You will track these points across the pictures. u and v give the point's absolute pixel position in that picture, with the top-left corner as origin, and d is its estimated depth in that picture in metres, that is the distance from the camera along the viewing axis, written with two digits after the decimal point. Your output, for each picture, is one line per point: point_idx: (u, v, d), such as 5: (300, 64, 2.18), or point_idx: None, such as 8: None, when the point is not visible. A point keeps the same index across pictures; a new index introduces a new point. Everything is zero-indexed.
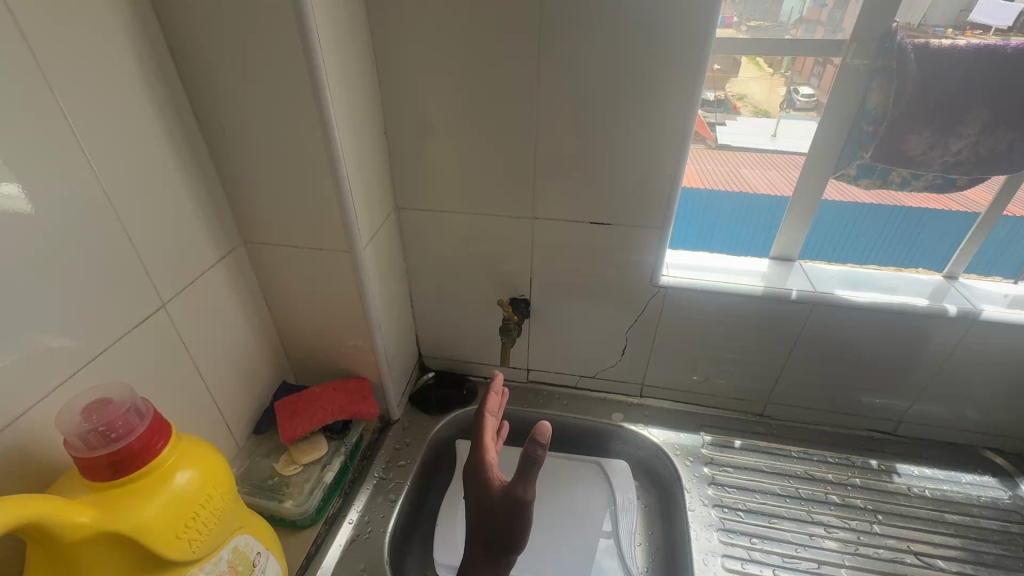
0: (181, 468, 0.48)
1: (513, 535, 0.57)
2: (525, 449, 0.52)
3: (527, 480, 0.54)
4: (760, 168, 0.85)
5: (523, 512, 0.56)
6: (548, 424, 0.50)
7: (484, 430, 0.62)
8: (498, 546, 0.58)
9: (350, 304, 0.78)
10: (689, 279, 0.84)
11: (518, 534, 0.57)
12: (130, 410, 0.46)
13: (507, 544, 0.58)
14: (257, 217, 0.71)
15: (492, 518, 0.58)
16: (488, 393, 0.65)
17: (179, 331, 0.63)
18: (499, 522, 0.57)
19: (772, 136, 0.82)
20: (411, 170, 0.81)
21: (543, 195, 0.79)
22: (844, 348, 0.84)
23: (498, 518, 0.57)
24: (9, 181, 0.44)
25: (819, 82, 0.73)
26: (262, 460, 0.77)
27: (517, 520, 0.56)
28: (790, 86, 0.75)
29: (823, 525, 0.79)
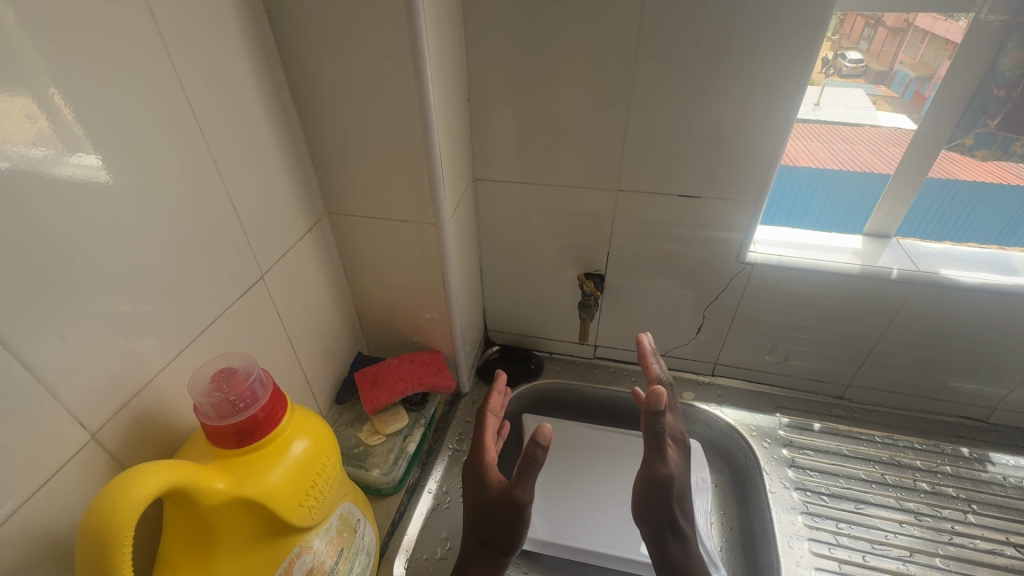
0: (295, 438, 0.49)
1: (511, 532, 0.64)
2: (527, 449, 0.60)
3: (526, 479, 0.62)
4: (801, 138, 0.77)
5: (523, 509, 0.63)
6: (549, 426, 0.58)
7: (484, 429, 0.72)
8: (497, 541, 0.65)
9: (431, 277, 0.77)
10: (779, 255, 0.80)
11: (516, 529, 0.64)
12: (254, 380, 0.47)
13: (505, 541, 0.65)
14: (343, 187, 0.70)
15: (487, 514, 0.64)
16: (489, 394, 0.75)
17: (274, 301, 0.64)
18: (494, 517, 0.64)
19: (814, 105, 0.74)
20: (491, 139, 0.78)
21: (630, 166, 0.76)
22: (942, 330, 0.80)
23: (493, 513, 0.64)
24: (88, 151, 0.40)
25: (868, 46, 0.70)
26: (345, 429, 0.78)
27: (517, 514, 0.63)
28: (839, 50, 0.70)
29: (913, 513, 0.76)
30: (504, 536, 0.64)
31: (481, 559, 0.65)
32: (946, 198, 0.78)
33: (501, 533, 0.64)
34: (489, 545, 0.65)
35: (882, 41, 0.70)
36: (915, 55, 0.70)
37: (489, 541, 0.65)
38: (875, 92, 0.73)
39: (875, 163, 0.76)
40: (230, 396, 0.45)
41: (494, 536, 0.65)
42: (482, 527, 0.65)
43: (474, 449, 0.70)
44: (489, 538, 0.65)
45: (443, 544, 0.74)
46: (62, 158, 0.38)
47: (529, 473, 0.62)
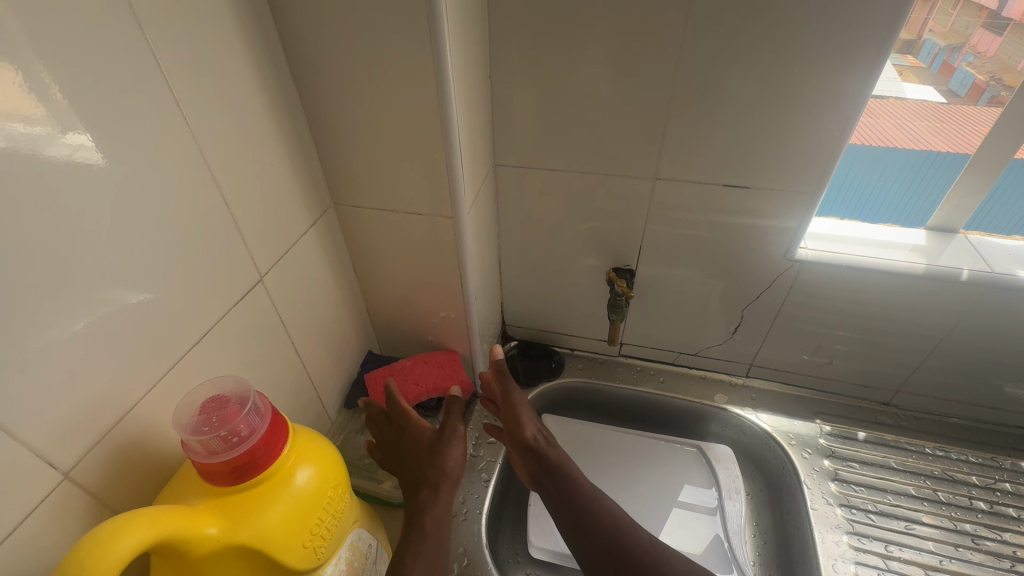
0: (301, 466, 0.44)
1: (451, 465, 0.62)
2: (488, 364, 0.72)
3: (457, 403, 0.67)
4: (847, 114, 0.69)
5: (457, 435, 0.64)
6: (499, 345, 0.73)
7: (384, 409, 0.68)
8: (441, 480, 0.61)
9: (445, 273, 0.71)
10: (832, 251, 0.72)
11: (456, 461, 0.63)
12: (250, 410, 0.42)
13: (448, 476, 0.62)
14: (351, 175, 0.64)
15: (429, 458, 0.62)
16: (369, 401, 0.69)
17: (276, 304, 0.58)
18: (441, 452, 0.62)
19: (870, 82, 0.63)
20: (513, 120, 0.70)
21: (668, 152, 0.68)
22: (1012, 337, 0.72)
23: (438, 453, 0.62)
24: (78, 129, 0.36)
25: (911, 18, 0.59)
26: (355, 436, 0.74)
27: (454, 444, 0.64)
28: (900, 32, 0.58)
29: (969, 536, 0.71)
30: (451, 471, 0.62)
31: (438, 504, 0.60)
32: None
33: (450, 469, 0.62)
34: (440, 489, 0.61)
35: (922, 10, 0.59)
36: (946, 22, 0.63)
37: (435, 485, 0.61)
38: (902, 62, 0.65)
39: (902, 139, 0.68)
40: (222, 431, 0.40)
41: (443, 476, 0.62)
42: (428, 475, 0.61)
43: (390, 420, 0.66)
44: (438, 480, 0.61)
45: (460, 560, 0.70)
46: (61, 138, 0.35)
47: (457, 403, 0.67)
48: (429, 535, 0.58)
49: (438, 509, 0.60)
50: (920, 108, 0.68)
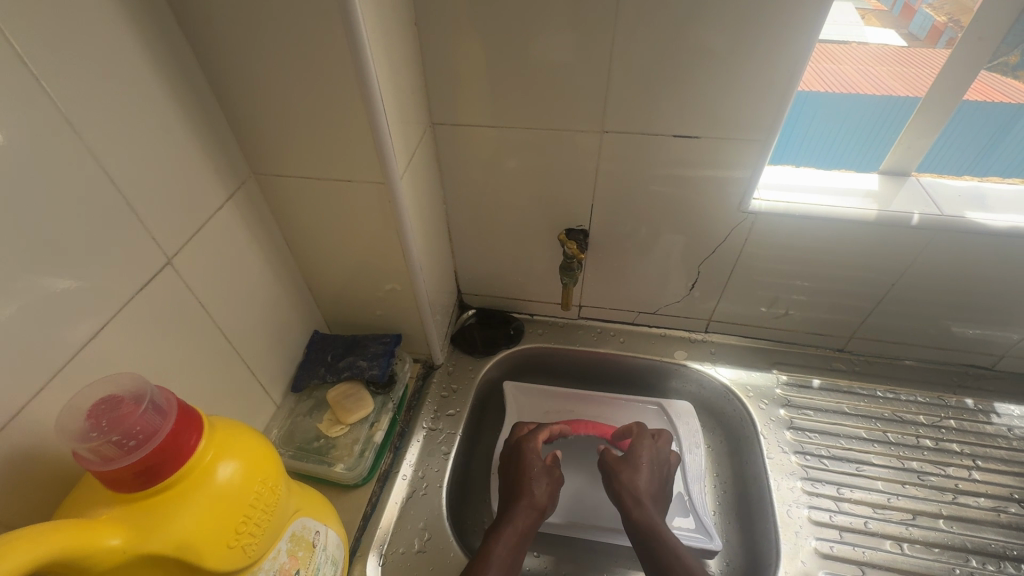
0: (220, 462, 0.41)
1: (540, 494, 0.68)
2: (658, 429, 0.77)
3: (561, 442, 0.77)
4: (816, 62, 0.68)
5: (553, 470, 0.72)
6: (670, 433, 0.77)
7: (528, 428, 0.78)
8: (528, 506, 0.67)
9: (385, 243, 0.66)
10: (786, 201, 0.70)
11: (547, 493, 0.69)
12: (149, 407, 0.38)
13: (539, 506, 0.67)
14: (269, 140, 0.58)
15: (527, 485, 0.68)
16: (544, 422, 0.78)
17: (192, 287, 0.54)
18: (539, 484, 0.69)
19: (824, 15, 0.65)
20: (448, 72, 0.65)
21: (614, 101, 0.64)
22: (958, 279, 0.72)
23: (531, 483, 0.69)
24: None
25: None
26: (303, 420, 0.70)
27: (553, 478, 0.71)
28: None
29: (915, 473, 0.74)
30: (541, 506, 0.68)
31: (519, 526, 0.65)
32: (986, 128, 0.69)
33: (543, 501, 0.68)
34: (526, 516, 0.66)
35: None
36: None
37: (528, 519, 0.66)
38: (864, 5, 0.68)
39: (867, 87, 0.67)
40: (115, 435, 0.36)
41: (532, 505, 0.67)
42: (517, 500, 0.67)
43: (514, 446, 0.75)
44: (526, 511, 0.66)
45: (421, 535, 0.68)
46: None
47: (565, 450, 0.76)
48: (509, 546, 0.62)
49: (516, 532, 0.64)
50: (886, 56, 0.68)
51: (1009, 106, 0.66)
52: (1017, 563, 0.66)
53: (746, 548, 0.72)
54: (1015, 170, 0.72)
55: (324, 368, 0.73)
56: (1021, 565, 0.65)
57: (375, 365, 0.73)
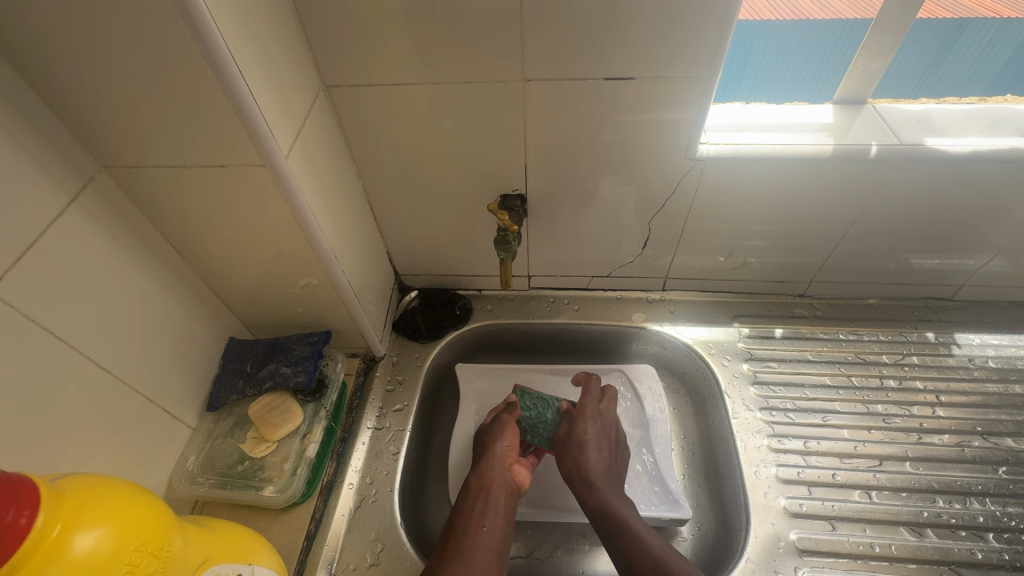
0: (73, 539, 0.33)
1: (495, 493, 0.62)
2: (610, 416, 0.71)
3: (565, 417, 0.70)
4: None
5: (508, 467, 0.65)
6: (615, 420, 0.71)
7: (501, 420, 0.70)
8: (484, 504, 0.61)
9: (288, 234, 0.57)
10: (735, 143, 0.63)
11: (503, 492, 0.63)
12: None
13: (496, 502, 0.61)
14: (110, 125, 0.47)
15: (496, 466, 0.64)
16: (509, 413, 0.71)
17: (32, 318, 0.44)
18: (507, 463, 0.65)
19: None
20: (334, 22, 0.54)
21: (533, 44, 0.54)
22: (918, 211, 0.68)
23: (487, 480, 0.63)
24: None
25: None
26: (224, 442, 0.63)
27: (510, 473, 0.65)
28: None
29: (880, 416, 0.72)
30: (514, 485, 0.64)
31: (494, 507, 0.61)
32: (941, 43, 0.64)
33: (516, 478, 0.65)
34: (498, 498, 0.62)
35: None
36: None
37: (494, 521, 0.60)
38: None
39: (816, 12, 0.64)
40: None
41: (501, 485, 0.63)
42: (481, 483, 0.63)
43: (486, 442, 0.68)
44: (497, 493, 0.62)
45: (373, 547, 0.62)
46: None
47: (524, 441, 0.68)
48: (485, 527, 0.59)
49: (494, 513, 0.60)
50: None
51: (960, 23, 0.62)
52: (982, 498, 0.65)
53: (716, 512, 0.69)
54: (970, 86, 0.68)
55: (243, 380, 0.66)
56: (986, 498, 0.65)
57: (300, 371, 0.66)
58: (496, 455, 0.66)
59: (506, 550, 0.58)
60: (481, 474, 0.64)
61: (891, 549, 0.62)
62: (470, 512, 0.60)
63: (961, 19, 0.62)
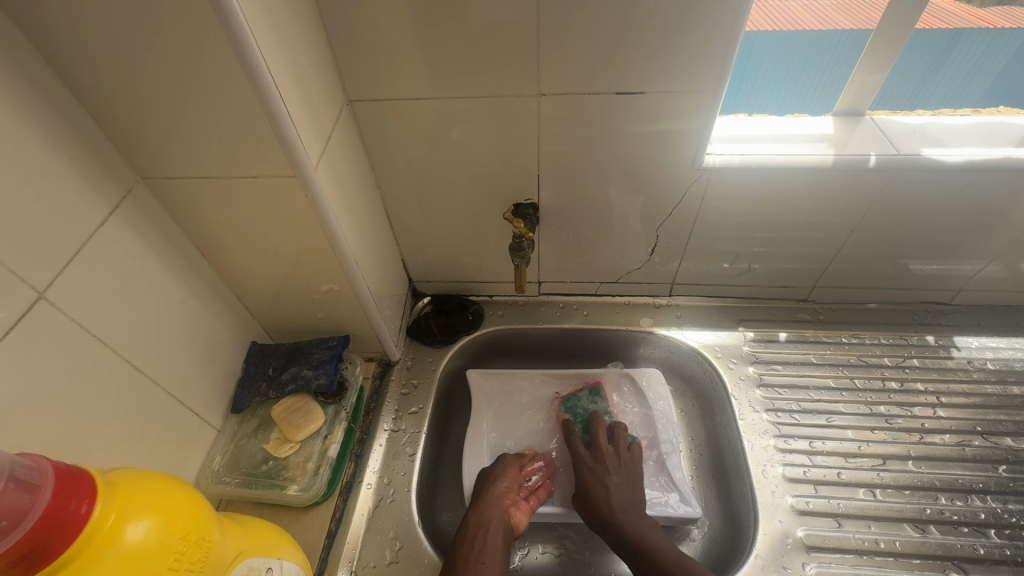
0: (125, 528, 0.35)
1: (493, 533, 0.62)
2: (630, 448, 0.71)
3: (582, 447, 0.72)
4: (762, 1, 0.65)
5: (508, 510, 0.65)
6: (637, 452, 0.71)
7: (505, 463, 0.71)
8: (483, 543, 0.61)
9: (313, 241, 0.59)
10: (740, 154, 0.66)
11: (501, 534, 0.63)
12: (14, 483, 0.32)
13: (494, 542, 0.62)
14: (151, 138, 0.49)
15: (496, 506, 0.65)
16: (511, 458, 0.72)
17: (77, 320, 0.46)
18: (505, 504, 0.66)
19: None
20: (360, 40, 0.57)
21: (548, 60, 0.57)
22: (916, 218, 0.70)
23: (487, 520, 0.63)
24: None
25: None
26: (248, 443, 0.65)
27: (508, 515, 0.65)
28: None
29: (883, 417, 0.74)
30: (511, 527, 0.65)
31: (492, 547, 0.61)
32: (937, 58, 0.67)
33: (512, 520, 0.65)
34: (497, 538, 0.62)
35: None
36: None
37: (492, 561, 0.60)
38: None
39: (812, 23, 0.65)
40: None
41: (499, 526, 0.64)
42: (480, 521, 0.63)
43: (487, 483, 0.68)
44: (496, 532, 0.63)
45: (392, 545, 0.64)
46: None
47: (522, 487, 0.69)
48: (484, 566, 0.59)
49: (492, 553, 0.60)
50: None
51: (956, 35, 0.65)
52: (983, 495, 0.67)
53: (725, 512, 0.71)
54: (964, 100, 0.72)
55: (266, 383, 0.68)
56: (986, 495, 0.67)
57: (321, 374, 0.68)
58: (495, 496, 0.66)
59: None
60: (480, 513, 0.64)
61: (895, 546, 0.63)
62: (471, 549, 0.60)
63: (956, 28, 0.64)
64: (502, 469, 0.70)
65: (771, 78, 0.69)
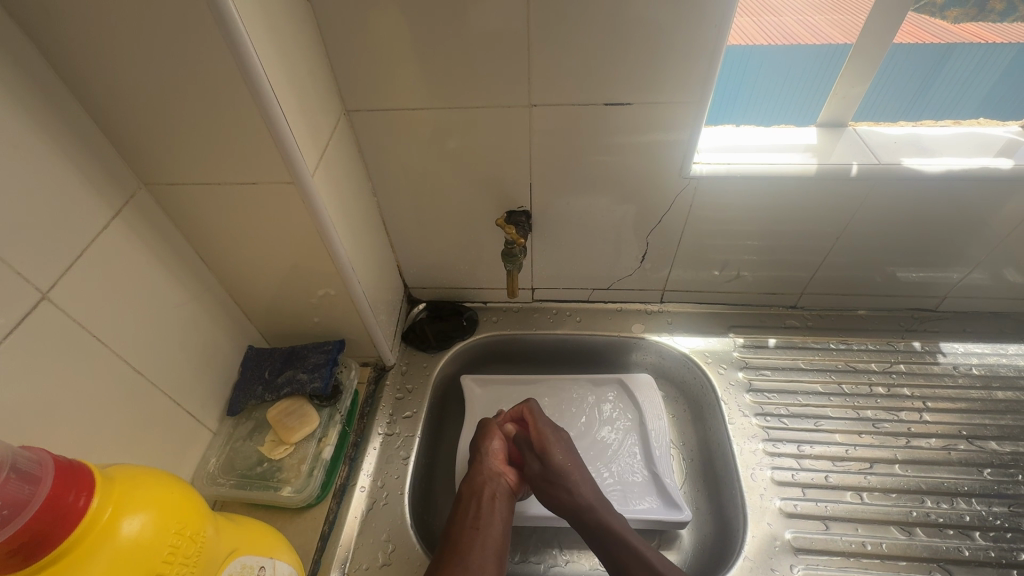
0: (123, 521, 0.36)
1: (489, 496, 0.65)
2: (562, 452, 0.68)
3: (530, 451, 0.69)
4: (754, 15, 0.66)
5: (499, 475, 0.68)
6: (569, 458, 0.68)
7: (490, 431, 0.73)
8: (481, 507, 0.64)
9: (309, 247, 0.61)
10: (727, 163, 0.68)
11: (497, 497, 0.66)
12: (14, 475, 0.33)
13: (490, 505, 0.64)
14: (154, 146, 0.51)
15: (486, 471, 0.67)
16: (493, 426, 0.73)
17: (78, 321, 0.47)
18: (498, 467, 0.69)
19: None
20: (357, 53, 0.59)
21: (539, 72, 0.60)
22: (899, 225, 0.72)
23: (481, 485, 0.66)
24: None
25: None
26: (244, 445, 0.66)
27: (501, 478, 0.68)
28: None
29: (870, 421, 0.75)
30: (508, 487, 0.68)
31: (489, 509, 0.64)
32: (921, 72, 0.69)
33: (509, 481, 0.68)
34: (495, 500, 0.65)
35: None
36: None
37: (491, 522, 0.63)
38: None
39: (806, 36, 0.66)
40: None
41: (495, 489, 0.66)
42: (473, 487, 0.66)
43: (474, 453, 0.70)
44: (491, 495, 0.65)
45: (385, 548, 0.65)
46: None
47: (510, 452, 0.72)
48: (480, 528, 0.62)
49: (491, 514, 0.63)
50: (821, 5, 0.68)
51: (940, 48, 0.66)
52: (969, 498, 0.68)
53: (715, 516, 0.72)
54: (946, 112, 0.74)
55: (262, 386, 0.69)
56: (972, 499, 0.68)
57: (316, 377, 0.70)
58: (485, 461, 0.69)
59: (504, 549, 0.62)
60: (472, 479, 0.67)
61: (882, 548, 0.64)
62: (468, 515, 0.63)
63: (948, 43, 0.65)
64: (488, 437, 0.72)
65: (757, 91, 0.72)
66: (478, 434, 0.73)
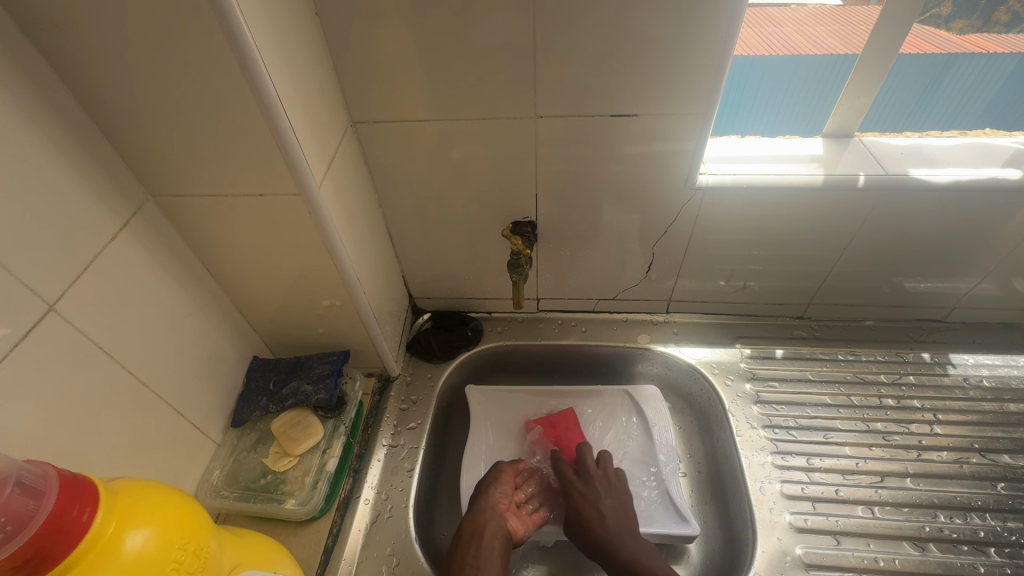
0: (127, 535, 0.36)
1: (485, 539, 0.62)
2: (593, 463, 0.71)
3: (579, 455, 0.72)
4: (757, 28, 0.68)
5: (503, 516, 0.66)
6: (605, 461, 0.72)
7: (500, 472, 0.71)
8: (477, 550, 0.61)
9: (315, 257, 0.61)
10: (733, 174, 0.68)
11: (496, 540, 0.63)
12: (16, 489, 0.33)
13: (488, 547, 0.62)
14: (162, 158, 0.51)
15: (489, 512, 0.65)
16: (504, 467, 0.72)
17: (84, 332, 0.47)
18: (501, 510, 0.66)
19: None
20: (364, 65, 0.60)
21: (544, 85, 0.60)
22: (907, 236, 0.72)
23: (483, 524, 0.64)
24: None
25: None
26: (247, 457, 0.66)
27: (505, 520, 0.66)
28: None
29: (880, 434, 0.74)
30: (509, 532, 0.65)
31: (487, 551, 0.61)
32: (928, 83, 0.69)
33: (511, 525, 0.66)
34: (494, 543, 0.62)
35: None
36: None
37: (488, 565, 0.60)
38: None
39: (808, 46, 0.67)
40: None
41: (495, 531, 0.64)
42: (474, 527, 0.64)
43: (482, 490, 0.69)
44: (492, 538, 0.63)
45: (389, 562, 0.64)
46: None
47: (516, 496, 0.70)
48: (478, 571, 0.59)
49: (489, 557, 0.61)
50: (823, 16, 0.69)
51: (942, 58, 0.66)
52: (982, 513, 0.67)
53: (724, 531, 0.71)
54: (950, 122, 0.73)
55: (266, 397, 0.69)
56: (986, 513, 0.67)
57: (321, 388, 0.69)
58: (490, 501, 0.67)
59: None
60: (475, 518, 0.65)
61: (895, 564, 0.63)
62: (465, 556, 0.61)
63: (949, 54, 0.65)
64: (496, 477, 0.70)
65: (762, 102, 0.72)
66: (489, 472, 0.72)
